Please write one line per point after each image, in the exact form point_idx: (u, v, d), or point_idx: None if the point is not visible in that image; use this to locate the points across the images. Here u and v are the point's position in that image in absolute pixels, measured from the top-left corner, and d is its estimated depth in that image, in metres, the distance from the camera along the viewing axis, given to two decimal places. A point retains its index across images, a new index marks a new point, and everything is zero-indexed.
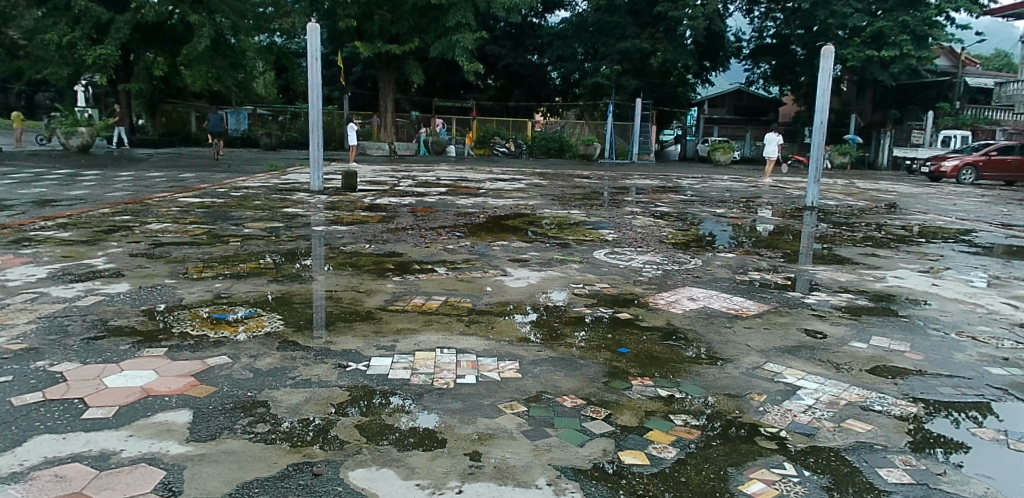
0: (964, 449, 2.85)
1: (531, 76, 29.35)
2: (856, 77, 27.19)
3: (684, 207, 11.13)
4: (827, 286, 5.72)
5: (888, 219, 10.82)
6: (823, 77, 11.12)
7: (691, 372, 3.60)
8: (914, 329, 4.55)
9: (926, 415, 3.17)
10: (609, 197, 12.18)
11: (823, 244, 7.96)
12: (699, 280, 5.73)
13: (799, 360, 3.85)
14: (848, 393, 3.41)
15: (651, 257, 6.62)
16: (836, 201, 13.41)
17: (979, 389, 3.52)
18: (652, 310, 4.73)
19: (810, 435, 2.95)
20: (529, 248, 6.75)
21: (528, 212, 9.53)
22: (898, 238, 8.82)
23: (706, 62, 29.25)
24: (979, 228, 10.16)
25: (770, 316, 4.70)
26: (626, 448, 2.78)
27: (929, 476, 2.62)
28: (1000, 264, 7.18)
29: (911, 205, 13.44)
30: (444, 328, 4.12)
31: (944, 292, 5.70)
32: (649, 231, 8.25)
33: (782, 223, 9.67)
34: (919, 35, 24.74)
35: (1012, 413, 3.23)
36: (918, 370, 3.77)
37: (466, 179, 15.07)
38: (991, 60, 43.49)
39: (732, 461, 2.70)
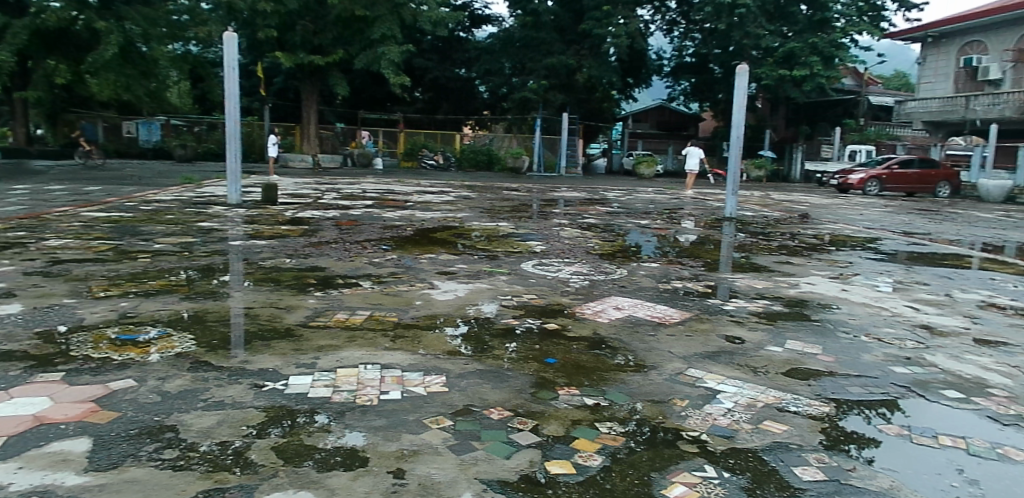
0: (874, 444, 3.00)
1: (460, 90, 29.32)
2: (769, 94, 28.52)
3: (610, 219, 11.32)
4: (745, 293, 5.92)
5: (800, 229, 11.32)
6: (738, 95, 11.53)
7: (617, 380, 3.65)
8: (826, 332, 4.75)
9: (839, 414, 3.31)
10: (538, 209, 12.26)
11: (742, 253, 8.27)
12: (625, 289, 5.84)
13: (719, 365, 3.96)
14: (764, 395, 3.52)
15: (577, 268, 6.69)
16: (753, 212, 13.92)
17: (884, 387, 3.70)
18: (579, 320, 4.77)
19: (728, 437, 3.02)
20: (457, 261, 6.70)
21: (457, 224, 9.48)
22: (811, 246, 9.25)
23: (630, 78, 30.15)
24: (884, 236, 10.80)
25: (692, 323, 4.82)
26: (552, 458, 2.77)
27: (839, 473, 2.73)
28: (902, 270, 7.63)
29: (822, 215, 14.13)
30: (368, 344, 4.01)
31: (853, 297, 5.99)
32: (576, 242, 8.36)
33: (704, 233, 9.98)
34: (826, 56, 26.14)
35: (916, 409, 3.41)
36: (829, 371, 3.93)
37: (393, 191, 14.89)
38: (891, 79, 46.64)
39: (655, 466, 2.74)
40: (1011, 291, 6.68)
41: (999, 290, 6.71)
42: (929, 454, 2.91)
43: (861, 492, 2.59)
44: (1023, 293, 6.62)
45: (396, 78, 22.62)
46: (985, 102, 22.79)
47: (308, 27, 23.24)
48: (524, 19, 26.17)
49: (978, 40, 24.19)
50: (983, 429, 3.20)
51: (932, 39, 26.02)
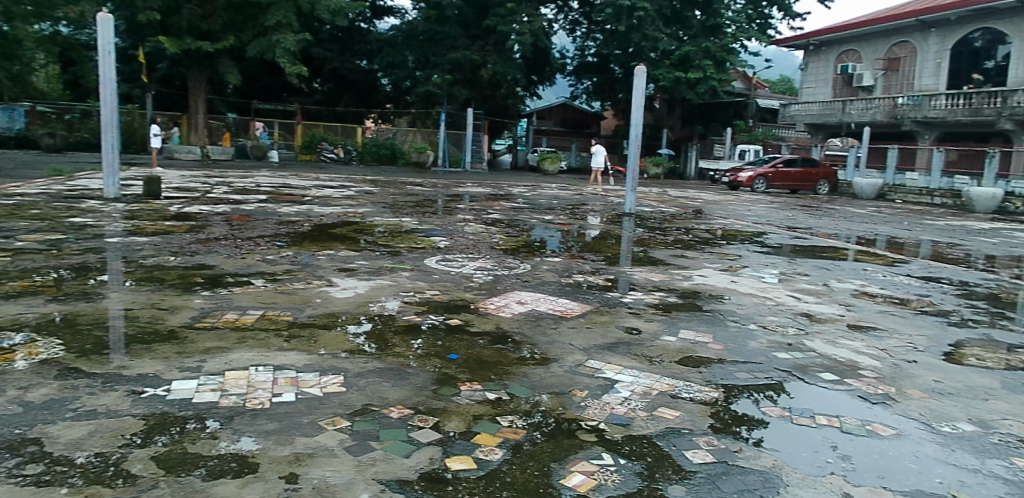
0: (762, 425, 3.16)
1: (361, 82, 28.67)
2: (667, 95, 29.57)
3: (515, 214, 11.41)
4: (642, 286, 6.10)
5: (695, 224, 11.81)
6: (636, 95, 11.83)
7: (518, 373, 3.66)
8: (716, 321, 4.97)
9: (728, 398, 3.47)
10: (442, 204, 12.16)
11: (641, 247, 8.53)
12: (528, 283, 5.88)
13: (617, 355, 4.06)
14: (659, 383, 3.64)
15: (481, 263, 6.67)
16: (651, 208, 14.38)
17: (768, 372, 3.90)
18: (482, 315, 4.77)
19: (625, 425, 3.09)
20: (357, 257, 6.53)
21: (358, 220, 9.24)
22: (704, 240, 9.67)
23: (534, 76, 30.40)
24: (770, 231, 11.42)
25: (592, 316, 4.91)
26: (453, 454, 2.74)
27: (727, 454, 2.85)
28: (786, 262, 8.10)
29: (715, 211, 14.81)
30: (261, 344, 3.84)
31: (741, 287, 6.31)
32: (481, 238, 8.35)
33: (605, 228, 10.20)
34: (718, 60, 27.39)
35: (799, 391, 3.62)
36: (718, 358, 4.11)
37: (289, 186, 14.36)
38: (777, 84, 49.36)
39: (555, 457, 2.76)
40: (881, 281, 7.25)
41: (871, 279, 7.26)
42: (807, 433, 3.09)
43: (746, 471, 2.72)
44: (891, 283, 7.20)
45: (291, 67, 21.88)
46: (859, 107, 24.56)
47: (195, 10, 21.96)
48: (428, 13, 25.92)
49: (852, 49, 26.06)
50: (855, 407, 3.43)
51: (813, 47, 27.82)
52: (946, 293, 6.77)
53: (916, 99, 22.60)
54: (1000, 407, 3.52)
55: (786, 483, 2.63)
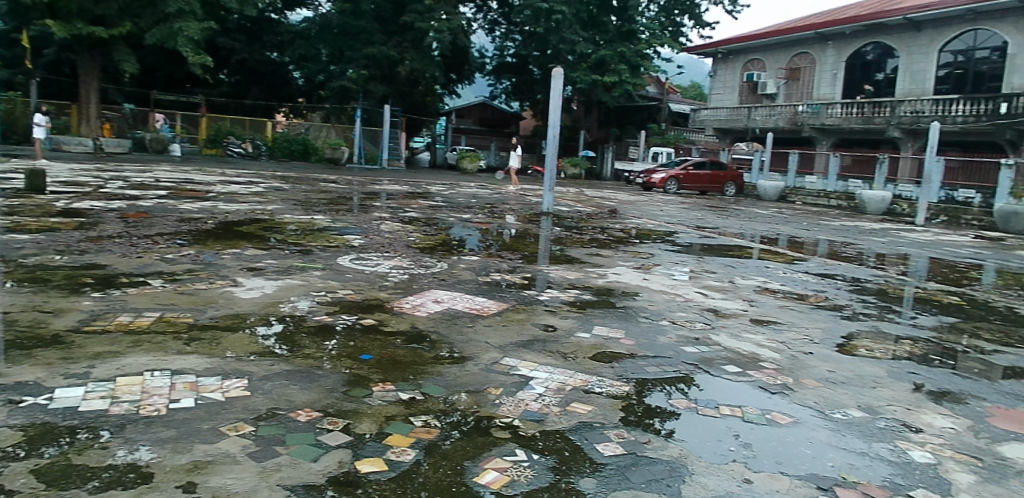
0: (674, 417, 3.25)
1: (271, 74, 27.76)
2: (584, 98, 30.12)
3: (432, 212, 11.32)
4: (559, 284, 6.18)
5: (610, 223, 12.09)
6: (553, 96, 11.97)
7: (432, 373, 3.62)
8: (628, 318, 5.08)
9: (639, 392, 3.55)
10: (358, 202, 11.93)
11: (557, 246, 8.63)
12: (445, 282, 5.83)
13: (532, 352, 4.07)
14: (573, 378, 3.68)
15: (397, 262, 6.58)
16: (567, 207, 14.59)
17: (676, 365, 4.03)
18: (397, 314, 4.69)
19: (538, 421, 3.11)
20: (266, 256, 6.29)
21: (267, 217, 8.93)
22: (618, 239, 9.89)
23: (452, 74, 30.24)
24: (681, 230, 11.81)
25: (508, 314, 4.92)
26: (364, 457, 2.67)
27: (637, 446, 2.92)
28: (695, 260, 8.40)
29: (629, 211, 15.16)
30: (157, 348, 3.63)
31: (653, 285, 6.48)
32: (396, 236, 8.24)
33: (523, 227, 10.27)
34: (633, 64, 28.10)
35: (707, 383, 3.75)
36: (630, 353, 4.20)
37: (192, 181, 13.74)
38: (687, 89, 51.16)
39: (468, 456, 2.74)
40: (781, 277, 7.62)
41: (772, 276, 7.63)
42: (712, 423, 3.20)
43: (654, 462, 2.79)
44: (790, 279, 7.59)
45: (195, 57, 21.20)
46: (764, 113, 25.77)
47: None
48: (342, 6, 25.35)
49: (757, 58, 27.30)
50: (756, 397, 3.59)
51: (721, 55, 28.95)
52: (840, 289, 7.19)
53: (814, 108, 24.01)
54: (886, 394, 3.76)
55: (691, 472, 2.72)
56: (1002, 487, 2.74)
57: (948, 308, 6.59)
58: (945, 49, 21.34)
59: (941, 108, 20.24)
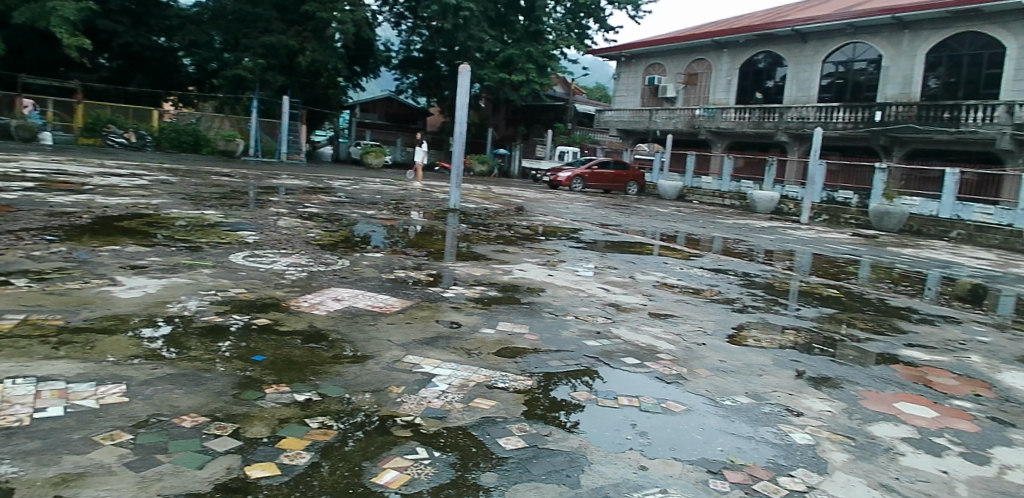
0: (578, 409, 3.30)
1: (159, 60, 26.23)
2: (492, 95, 30.17)
3: (333, 208, 10.99)
4: (464, 280, 6.16)
5: (516, 220, 12.16)
6: (460, 93, 11.92)
7: (331, 372, 3.51)
8: (532, 313, 5.13)
9: (543, 386, 3.58)
10: (254, 197, 11.43)
11: (463, 242, 8.59)
12: (346, 280, 5.67)
13: (435, 349, 4.03)
14: (476, 374, 3.66)
15: (295, 259, 6.35)
16: (474, 204, 14.57)
17: (578, 359, 4.09)
18: (294, 313, 4.52)
19: (440, 418, 3.07)
20: (149, 253, 5.92)
21: (151, 212, 8.40)
22: (524, 236, 9.97)
23: (356, 67, 29.52)
24: (585, 227, 12.06)
25: (412, 311, 4.85)
26: (255, 462, 2.55)
27: (538, 439, 2.94)
28: (598, 256, 8.58)
29: (535, 208, 15.32)
30: (22, 353, 3.33)
31: (557, 280, 6.58)
32: (295, 232, 7.96)
33: (429, 224, 10.18)
34: (539, 64, 28.43)
35: (609, 376, 3.83)
36: (533, 347, 4.23)
37: (66, 172, 12.77)
38: (592, 91, 52.36)
39: (368, 455, 2.67)
40: (678, 273, 7.92)
41: (670, 271, 7.91)
42: (610, 414, 3.27)
43: (554, 453, 2.81)
44: (686, 274, 7.90)
45: (70, 39, 19.70)
46: (664, 116, 26.74)
47: None
48: None
49: (658, 62, 28.27)
50: (653, 387, 3.70)
51: (624, 58, 29.81)
52: (732, 283, 7.56)
53: (710, 111, 25.05)
54: (771, 381, 3.97)
55: (590, 462, 2.76)
56: (872, 463, 2.95)
57: (827, 300, 7.06)
58: (827, 60, 22.83)
59: (823, 115, 21.58)
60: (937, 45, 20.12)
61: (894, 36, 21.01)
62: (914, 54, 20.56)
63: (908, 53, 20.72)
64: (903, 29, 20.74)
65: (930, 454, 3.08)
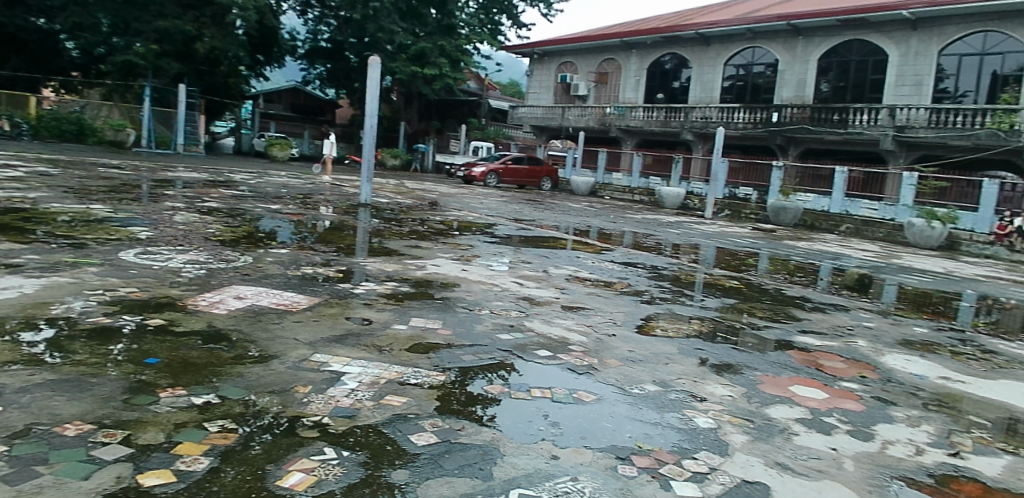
0: (494, 403, 3.29)
1: (38, 42, 24.59)
2: (403, 89, 29.72)
3: (235, 203, 10.54)
4: (375, 276, 6.03)
5: (429, 215, 12.04)
6: (370, 85, 11.68)
7: (232, 373, 3.35)
8: (446, 308, 5.08)
9: (460, 380, 3.56)
10: (147, 190, 10.80)
11: (375, 238, 8.42)
12: (249, 277, 5.43)
13: (344, 347, 3.92)
14: (387, 371, 3.59)
15: (193, 256, 6.04)
16: (385, 199, 14.31)
17: (491, 353, 4.09)
18: (191, 313, 4.28)
19: (350, 416, 2.99)
20: (25, 251, 5.47)
21: (29, 206, 7.79)
22: (437, 231, 9.88)
23: (259, 55, 28.27)
24: (499, 222, 12.09)
25: (319, 308, 4.70)
26: (147, 469, 2.40)
27: (450, 434, 2.91)
28: (512, 251, 8.60)
29: (449, 203, 15.22)
30: None
31: (471, 275, 6.56)
32: (193, 228, 7.57)
33: (338, 219, 9.92)
34: (452, 58, 28.28)
35: (523, 369, 3.83)
36: (446, 343, 4.19)
37: None
38: (506, 87, 52.54)
39: (272, 458, 2.56)
40: (590, 266, 8.06)
41: (582, 265, 8.03)
42: (523, 406, 3.28)
43: (467, 447, 2.79)
44: (598, 268, 8.05)
45: None
46: (576, 113, 27.18)
47: None
48: None
49: (570, 61, 28.72)
50: (566, 378, 3.74)
51: (536, 56, 30.08)
52: (641, 276, 7.77)
53: (620, 110, 25.66)
54: (676, 369, 4.10)
55: (502, 453, 2.76)
56: (769, 443, 3.09)
57: (729, 290, 7.38)
58: (729, 63, 23.88)
59: (725, 115, 22.53)
60: (828, 51, 21.37)
61: (789, 41, 22.18)
62: (807, 59, 21.77)
63: (802, 58, 21.93)
64: (797, 35, 21.91)
65: (821, 433, 3.26)
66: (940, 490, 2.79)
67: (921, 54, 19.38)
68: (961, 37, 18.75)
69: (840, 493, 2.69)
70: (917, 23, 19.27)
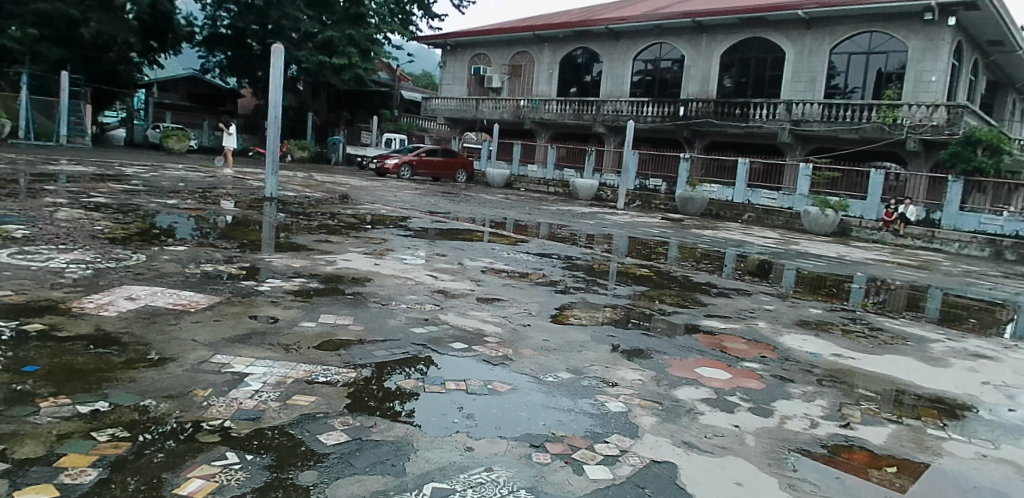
0: (411, 398, 3.23)
1: None
2: (311, 79, 28.82)
3: (126, 198, 9.91)
4: (281, 272, 5.82)
5: (339, 209, 11.76)
6: (273, 74, 11.27)
7: (125, 379, 3.14)
8: (357, 303, 4.97)
9: (375, 377, 3.48)
10: (26, 185, 10.01)
11: (281, 233, 8.13)
12: (142, 277, 5.12)
13: (248, 347, 3.76)
14: (295, 370, 3.46)
15: (78, 255, 5.63)
16: (293, 193, 13.85)
17: (405, 347, 4.02)
18: (75, 316, 3.99)
19: (254, 419, 2.86)
20: None
21: None
22: (349, 225, 9.64)
23: (153, 42, 26.43)
24: (413, 215, 11.94)
25: (221, 307, 4.49)
26: (26, 485, 2.22)
27: (361, 431, 2.83)
28: (426, 244, 8.51)
29: (361, 196, 14.90)
30: None
31: (384, 269, 6.45)
32: (79, 225, 7.07)
33: (241, 214, 9.50)
34: (361, 48, 27.66)
35: (440, 362, 3.79)
36: (358, 339, 4.09)
37: None
38: (420, 78, 51.98)
39: (168, 466, 2.42)
40: (505, 258, 8.07)
41: (497, 257, 8.03)
42: (438, 399, 3.24)
43: (379, 444, 2.73)
44: (513, 259, 8.08)
45: None
46: (490, 105, 27.15)
47: None
48: None
49: (483, 53, 28.69)
50: (481, 370, 3.72)
51: (449, 47, 29.88)
52: (556, 266, 7.86)
53: (534, 103, 25.82)
54: (590, 356, 4.17)
55: (416, 448, 2.72)
56: (676, 423, 3.18)
57: (640, 278, 7.58)
58: (638, 58, 24.50)
59: (635, 109, 23.10)
60: (730, 48, 22.26)
61: (694, 38, 22.97)
62: (711, 55, 22.62)
63: (706, 54, 22.78)
64: (701, 32, 22.71)
65: (724, 411, 3.39)
66: (833, 459, 2.96)
67: (814, 52, 20.49)
68: (850, 36, 19.93)
69: (741, 467, 2.79)
70: (810, 22, 20.36)
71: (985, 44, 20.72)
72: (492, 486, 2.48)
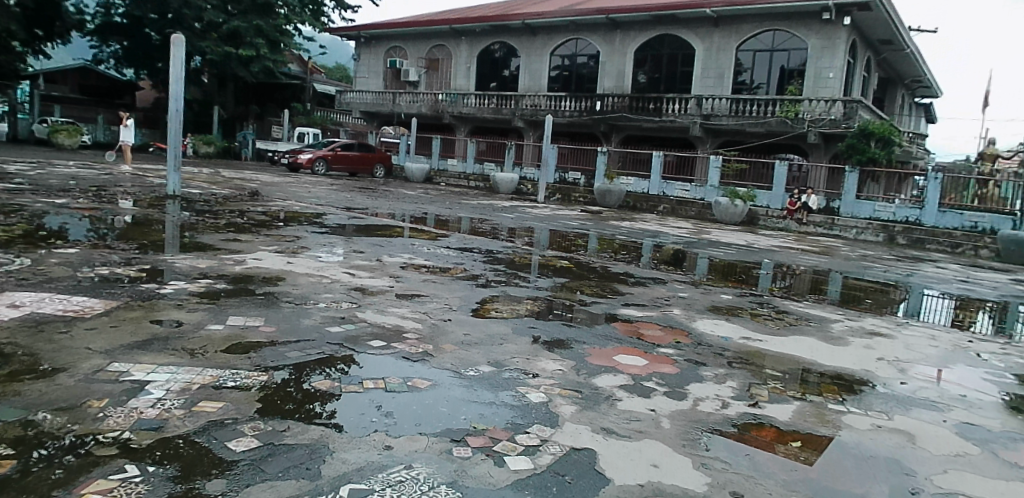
0: (331, 399, 3.13)
1: None
2: (216, 71, 27.62)
3: (10, 197, 9.20)
4: (185, 273, 5.54)
5: (249, 206, 11.32)
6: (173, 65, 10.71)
7: (8, 393, 2.91)
8: (269, 303, 4.79)
9: (290, 378, 3.36)
10: None
11: (186, 232, 7.74)
12: (26, 282, 4.75)
13: (149, 353, 3.55)
14: (201, 376, 3.30)
15: None
16: (199, 190, 13.23)
17: (320, 347, 3.90)
18: None
19: (157, 428, 2.70)
20: None
21: None
22: (259, 223, 9.28)
23: (38, 29, 24.67)
24: (329, 211, 11.64)
25: (119, 312, 4.23)
26: None
27: (273, 435, 2.72)
28: (342, 241, 8.31)
29: (273, 193, 14.40)
30: None
31: (297, 267, 6.26)
32: None
33: (141, 213, 9.00)
34: (270, 39, 26.72)
35: (359, 361, 3.69)
36: (269, 340, 3.94)
37: None
38: (334, 71, 50.84)
39: (58, 484, 2.25)
40: (425, 253, 7.98)
41: (417, 253, 7.93)
42: (357, 399, 3.15)
43: (293, 448, 2.63)
44: (433, 254, 8.00)
45: None
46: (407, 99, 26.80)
47: None
48: None
49: (398, 46, 28.29)
50: (401, 367, 3.65)
51: (364, 40, 29.30)
52: (476, 260, 7.83)
53: (452, 97, 25.67)
54: (511, 348, 4.17)
55: (332, 450, 2.63)
56: (596, 410, 3.23)
57: (560, 270, 7.66)
58: (554, 53, 24.75)
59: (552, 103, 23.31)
60: (643, 44, 22.80)
61: (609, 34, 23.40)
62: (625, 51, 23.12)
63: (620, 50, 23.26)
64: (615, 28, 23.16)
65: (641, 396, 3.46)
66: (742, 437, 3.07)
67: (722, 49, 21.28)
68: (755, 34, 20.80)
69: (657, 450, 2.86)
70: (718, 20, 21.12)
71: (877, 43, 22.08)
72: (411, 484, 2.44)
